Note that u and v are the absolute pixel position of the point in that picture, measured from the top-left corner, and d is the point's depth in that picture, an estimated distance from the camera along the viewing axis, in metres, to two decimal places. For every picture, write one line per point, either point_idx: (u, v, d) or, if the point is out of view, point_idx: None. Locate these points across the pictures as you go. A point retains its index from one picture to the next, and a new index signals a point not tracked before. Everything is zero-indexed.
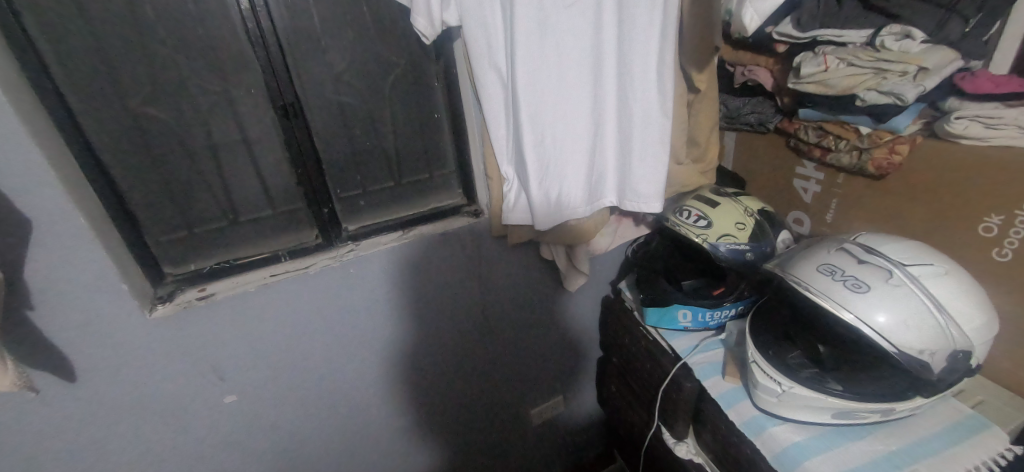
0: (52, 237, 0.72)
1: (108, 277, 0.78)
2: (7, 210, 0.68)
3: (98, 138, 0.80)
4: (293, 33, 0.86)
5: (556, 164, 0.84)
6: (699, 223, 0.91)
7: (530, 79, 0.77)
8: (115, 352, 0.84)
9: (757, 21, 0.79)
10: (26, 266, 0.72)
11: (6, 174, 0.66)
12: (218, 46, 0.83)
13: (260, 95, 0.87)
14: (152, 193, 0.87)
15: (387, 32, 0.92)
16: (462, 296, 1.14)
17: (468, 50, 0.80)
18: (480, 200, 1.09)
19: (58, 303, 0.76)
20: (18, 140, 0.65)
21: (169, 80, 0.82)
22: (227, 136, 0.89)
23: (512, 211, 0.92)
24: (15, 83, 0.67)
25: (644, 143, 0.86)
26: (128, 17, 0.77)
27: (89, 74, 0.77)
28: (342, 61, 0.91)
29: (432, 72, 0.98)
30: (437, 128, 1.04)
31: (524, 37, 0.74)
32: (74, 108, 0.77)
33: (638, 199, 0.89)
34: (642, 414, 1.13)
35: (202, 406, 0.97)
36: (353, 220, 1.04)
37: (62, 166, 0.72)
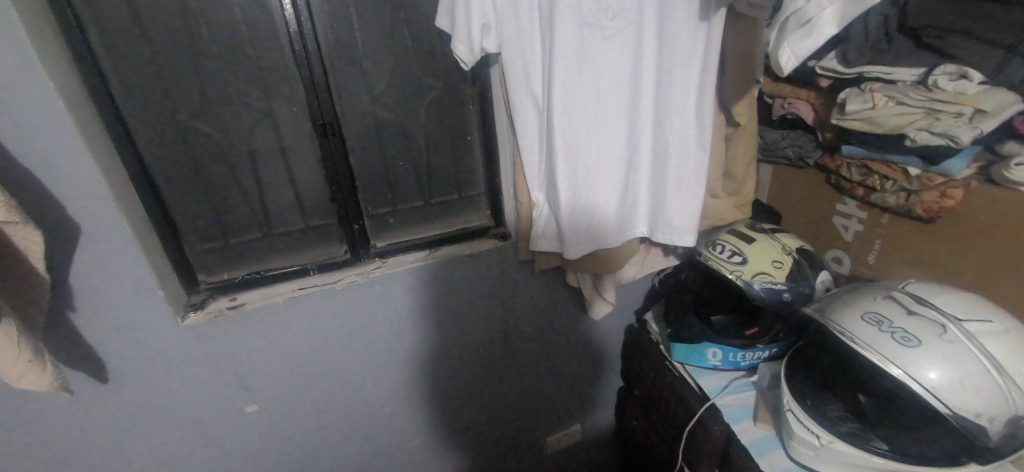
0: (98, 243, 0.75)
1: (146, 284, 0.81)
2: (59, 215, 0.71)
3: (148, 149, 0.84)
4: (336, 55, 0.88)
5: (587, 193, 0.83)
6: (733, 259, 0.89)
7: (566, 108, 0.77)
8: (147, 356, 0.86)
9: (794, 60, 0.70)
10: (72, 269, 0.75)
11: (62, 181, 0.69)
12: (266, 65, 0.85)
13: (301, 113, 0.90)
14: (193, 202, 0.90)
15: (426, 55, 0.94)
16: (485, 318, 1.13)
17: (505, 77, 0.81)
18: (508, 223, 1.09)
19: (98, 306, 0.79)
20: (76, 150, 0.68)
21: (216, 96, 0.85)
22: (267, 150, 0.92)
23: (540, 237, 0.91)
24: (77, 96, 0.70)
25: (680, 176, 0.84)
26: (184, 35, 0.81)
27: (144, 88, 0.81)
28: (382, 83, 0.93)
29: (467, 95, 0.99)
30: (469, 149, 1.05)
31: (562, 66, 0.74)
32: (128, 120, 0.80)
33: (670, 232, 0.87)
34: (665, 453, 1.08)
35: (224, 414, 0.98)
36: (380, 237, 1.05)
37: (114, 176, 0.75)
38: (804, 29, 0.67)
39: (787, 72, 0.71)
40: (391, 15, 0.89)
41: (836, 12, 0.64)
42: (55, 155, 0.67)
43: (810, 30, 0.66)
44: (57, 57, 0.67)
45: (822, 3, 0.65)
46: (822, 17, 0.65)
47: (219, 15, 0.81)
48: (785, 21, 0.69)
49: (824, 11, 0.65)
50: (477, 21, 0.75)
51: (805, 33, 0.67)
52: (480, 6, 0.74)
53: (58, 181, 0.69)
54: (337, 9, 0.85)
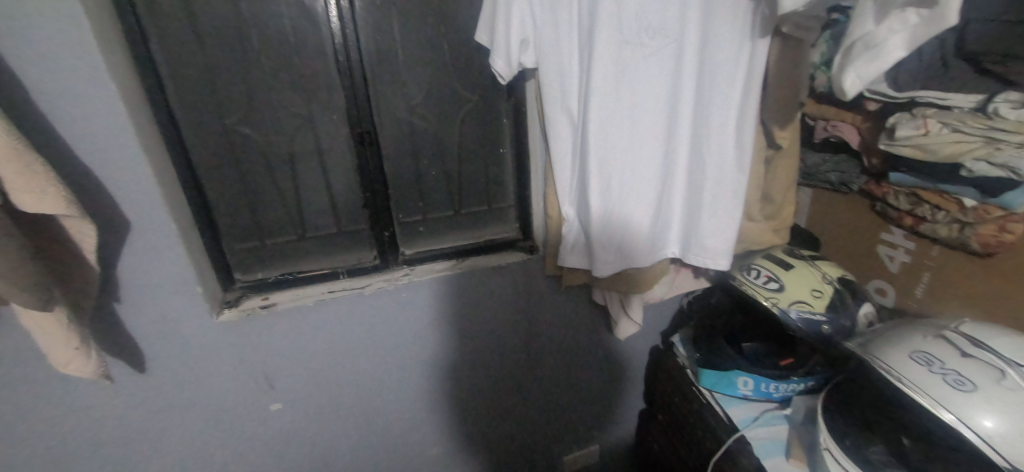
0: (144, 239, 0.78)
1: (187, 279, 0.84)
2: (112, 210, 0.75)
3: (197, 151, 0.87)
4: (377, 66, 0.90)
5: (619, 212, 0.82)
6: (769, 286, 0.86)
7: (602, 125, 0.76)
8: (182, 349, 0.89)
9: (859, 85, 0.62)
10: (121, 262, 0.79)
11: (117, 178, 0.73)
12: (310, 74, 0.88)
13: (341, 121, 0.92)
14: (234, 203, 0.94)
15: (465, 68, 0.95)
16: (508, 330, 1.12)
17: (542, 92, 0.81)
18: (536, 237, 1.08)
19: (141, 298, 0.83)
20: (132, 151, 0.72)
21: (263, 102, 0.89)
22: (307, 156, 0.94)
23: (569, 253, 0.90)
24: (136, 99, 0.74)
25: (716, 198, 0.82)
26: (236, 44, 0.84)
27: (197, 94, 0.84)
28: (420, 94, 0.95)
29: (502, 108, 1.00)
30: (500, 162, 1.05)
31: (600, 84, 0.74)
32: (181, 123, 0.84)
33: (704, 254, 0.85)
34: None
35: (251, 411, 1.00)
36: (410, 244, 1.06)
37: (164, 175, 0.79)
38: (871, 52, 0.60)
39: (850, 96, 0.63)
40: (432, 28, 0.91)
41: (906, 36, 0.56)
42: (113, 154, 0.72)
43: (877, 54, 0.59)
44: (121, 63, 0.72)
45: (892, 27, 0.57)
46: (889, 40, 0.57)
47: (270, 26, 0.84)
48: (852, 43, 0.62)
49: (893, 36, 0.57)
50: (516, 37, 0.77)
51: (872, 56, 0.59)
52: (520, 23, 0.76)
53: (115, 179, 0.73)
54: (381, 22, 0.87)
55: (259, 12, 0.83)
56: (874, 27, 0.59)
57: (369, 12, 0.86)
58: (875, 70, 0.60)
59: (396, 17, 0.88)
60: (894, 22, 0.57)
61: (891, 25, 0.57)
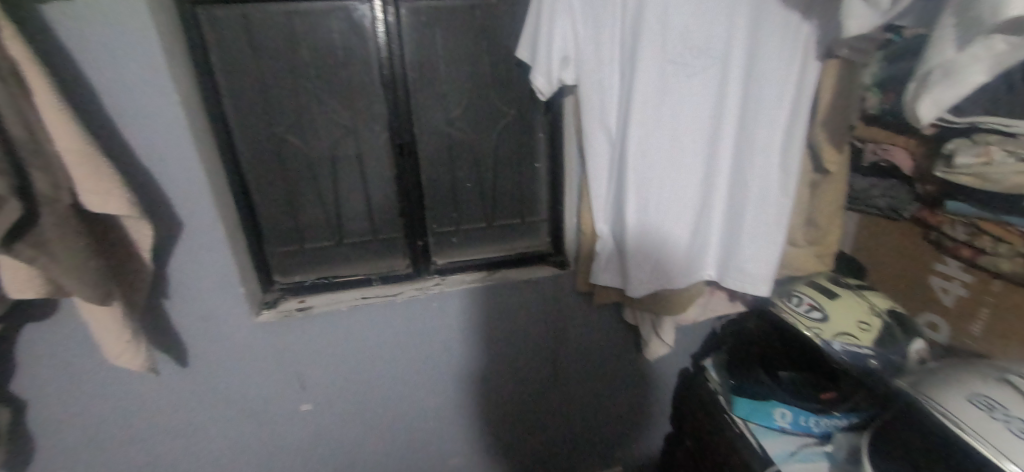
0: (193, 239, 0.82)
1: (230, 279, 0.87)
2: (167, 211, 0.79)
3: (247, 157, 0.91)
4: (418, 79, 0.92)
5: (655, 232, 0.81)
6: (812, 315, 0.82)
7: (641, 143, 0.76)
8: (222, 346, 0.93)
9: (935, 112, 0.56)
10: (172, 261, 0.83)
11: (173, 181, 0.77)
12: (354, 85, 0.91)
13: (382, 132, 0.95)
14: (278, 208, 0.97)
15: (504, 82, 0.96)
16: (535, 345, 1.11)
17: (581, 109, 0.81)
18: (567, 251, 1.07)
19: (188, 295, 0.87)
20: (189, 156, 0.76)
21: (309, 112, 0.92)
22: (348, 165, 0.97)
23: (602, 271, 0.89)
24: (194, 107, 0.78)
25: (758, 220, 0.79)
26: (288, 57, 0.88)
27: (250, 103, 0.88)
28: (459, 107, 0.96)
29: (539, 123, 1.00)
30: (535, 176, 1.05)
31: (641, 103, 0.73)
32: (233, 130, 0.88)
33: (742, 278, 0.83)
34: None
35: (283, 410, 1.03)
36: (441, 254, 1.07)
37: (216, 179, 0.83)
38: (948, 80, 0.53)
39: (925, 123, 0.57)
40: (474, 44, 0.92)
41: (988, 65, 0.50)
42: (172, 159, 0.76)
43: (955, 83, 0.52)
44: (183, 73, 0.76)
45: (974, 55, 0.50)
46: (968, 70, 0.51)
47: (320, 39, 0.87)
48: (927, 71, 0.55)
49: (975, 64, 0.51)
50: (557, 54, 0.77)
51: (949, 84, 0.53)
52: (562, 40, 0.76)
53: (171, 181, 0.77)
54: (425, 37, 0.89)
55: (311, 26, 0.86)
56: (953, 54, 0.52)
57: (414, 27, 0.88)
58: (954, 98, 0.54)
59: (439, 32, 0.90)
60: (978, 50, 0.50)
61: (973, 54, 0.50)
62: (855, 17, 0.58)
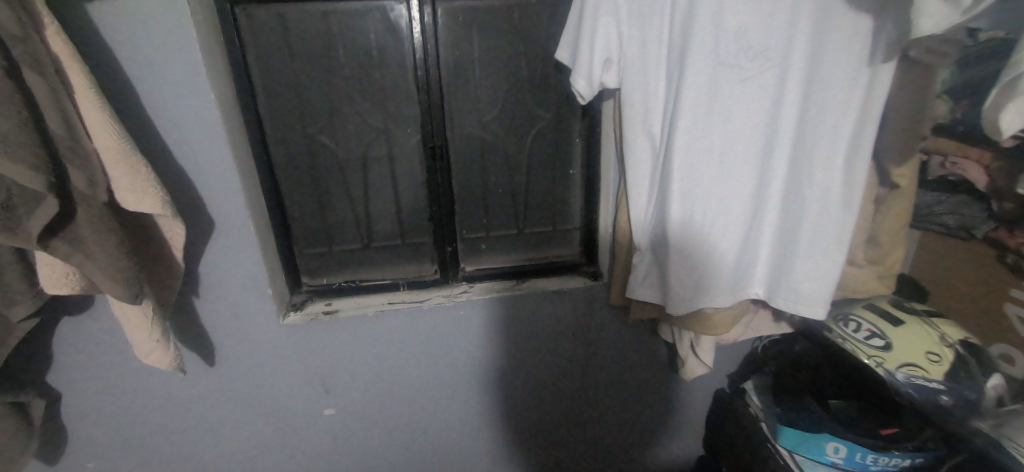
0: (225, 239, 0.82)
1: (259, 280, 0.87)
2: (200, 211, 0.79)
3: (279, 158, 0.91)
4: (453, 81, 0.89)
5: (700, 247, 0.76)
6: (873, 343, 0.76)
7: (688, 150, 0.71)
8: (248, 346, 0.92)
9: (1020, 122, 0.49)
10: (203, 260, 0.83)
11: (208, 181, 0.77)
12: (389, 86, 0.89)
13: (414, 135, 0.93)
14: (308, 210, 0.96)
15: (541, 84, 0.92)
16: (563, 358, 1.07)
17: (623, 114, 0.77)
18: (601, 262, 1.03)
19: (218, 295, 0.86)
20: (222, 155, 0.76)
21: (342, 113, 0.91)
22: (378, 167, 0.96)
23: (640, 287, 0.84)
24: (230, 107, 0.78)
25: (815, 237, 0.73)
26: (323, 57, 0.86)
27: (285, 103, 0.88)
28: (494, 111, 0.93)
29: (575, 128, 0.96)
30: (569, 183, 1.01)
31: (689, 109, 0.69)
32: (267, 130, 0.88)
33: (795, 299, 0.76)
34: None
35: (306, 414, 1.02)
36: (470, 261, 1.04)
37: (248, 179, 0.82)
38: None
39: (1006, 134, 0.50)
40: (511, 45, 0.89)
41: None
42: (207, 159, 0.76)
43: None
44: (220, 72, 0.76)
45: None
46: None
47: (356, 39, 0.85)
48: (1014, 75, 0.49)
49: None
50: (600, 56, 0.73)
51: None
52: (606, 42, 0.73)
53: (205, 181, 0.77)
54: (461, 38, 0.87)
55: (348, 26, 0.84)
56: None
57: (450, 27, 0.86)
58: None
59: (475, 32, 0.87)
60: None
61: None
62: (929, 13, 0.52)
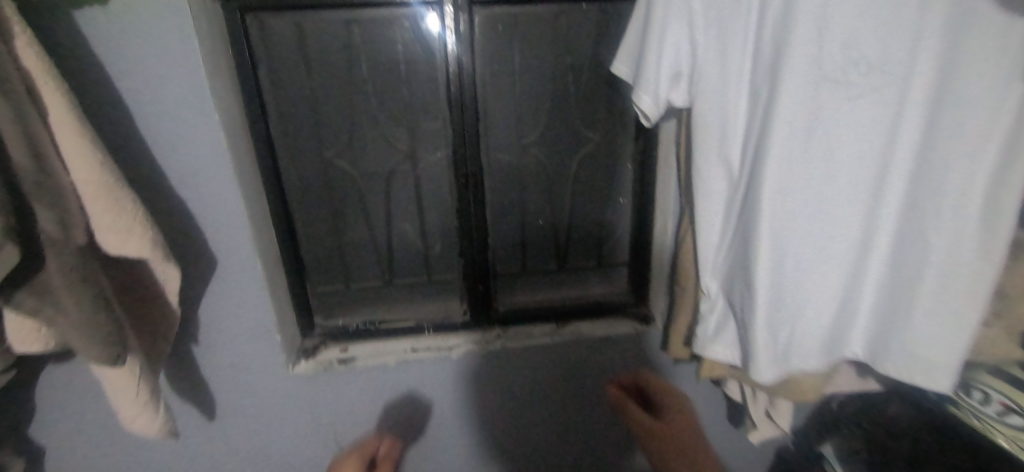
0: (230, 279, 0.71)
1: (266, 326, 0.76)
2: (201, 248, 0.69)
3: (292, 185, 0.80)
4: (490, 99, 0.78)
5: (794, 301, 0.62)
6: (1011, 421, 0.62)
7: (781, 182, 0.59)
8: (254, 398, 0.81)
9: None
10: (204, 304, 0.72)
11: (210, 213, 0.67)
12: (416, 105, 0.78)
13: (444, 159, 0.81)
14: (323, 241, 0.86)
15: (589, 101, 0.80)
16: (608, 413, 0.93)
17: (694, 138, 0.65)
18: (655, 304, 0.89)
19: (220, 342, 0.76)
20: (227, 186, 0.66)
21: (364, 135, 0.80)
22: (403, 196, 0.85)
23: (714, 345, 0.70)
24: (238, 129, 0.68)
25: (942, 290, 0.60)
26: (345, 72, 0.76)
27: (300, 124, 0.78)
28: (534, 132, 0.82)
29: (626, 151, 0.83)
30: (617, 213, 0.88)
31: (783, 134, 0.57)
32: (279, 154, 0.78)
33: (912, 363, 0.63)
34: (691, 444, 0.68)
35: (316, 469, 0.90)
36: (503, 301, 0.91)
37: (257, 211, 0.72)
38: None
39: None
40: (556, 56, 0.77)
41: None
42: (209, 191, 0.66)
43: None
44: (226, 91, 0.66)
45: None
46: None
47: (382, 51, 0.75)
48: None
49: None
50: (667, 70, 0.63)
51: None
52: (675, 53, 0.63)
53: (207, 215, 0.67)
54: (500, 49, 0.75)
55: (376, 37, 0.74)
56: None
57: (487, 37, 0.74)
58: None
59: (516, 43, 0.75)
60: None
61: None
62: None
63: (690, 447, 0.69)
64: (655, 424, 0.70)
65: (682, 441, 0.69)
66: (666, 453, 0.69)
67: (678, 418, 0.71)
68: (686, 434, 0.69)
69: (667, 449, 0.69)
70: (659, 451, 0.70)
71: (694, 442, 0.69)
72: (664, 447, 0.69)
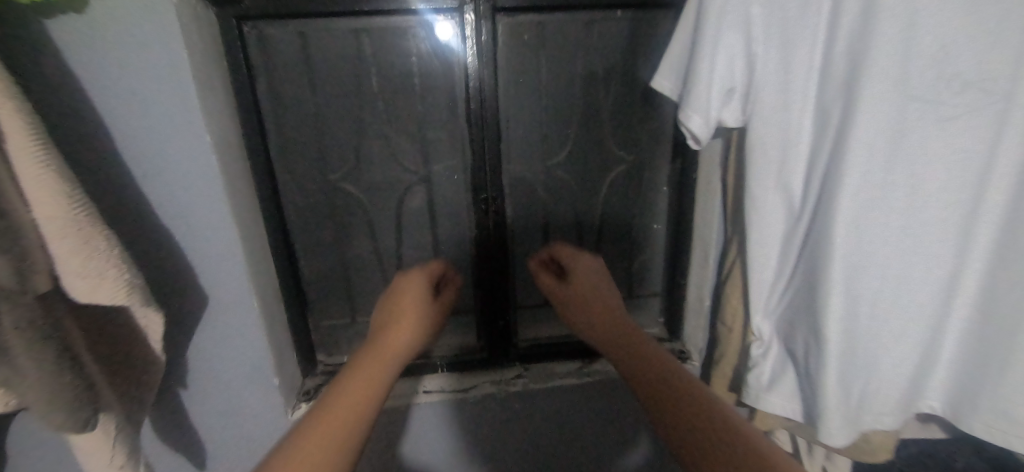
0: (222, 317, 0.64)
1: (263, 369, 0.68)
2: (191, 285, 0.61)
3: (293, 210, 0.73)
4: (513, 117, 0.71)
5: (868, 350, 0.54)
6: None
7: (860, 218, 0.51)
8: (248, 447, 0.73)
9: None
10: (192, 345, 0.65)
11: (200, 246, 0.59)
12: (432, 123, 0.70)
13: (462, 182, 0.74)
14: (326, 270, 0.78)
15: (622, 118, 0.72)
16: (638, 459, 0.85)
17: (748, 164, 0.57)
18: (691, 341, 0.81)
19: (211, 386, 0.68)
20: (220, 217, 0.58)
21: (371, 156, 0.72)
22: (416, 221, 0.77)
23: (769, 396, 0.61)
24: (234, 152, 0.61)
25: None
26: (352, 87, 0.67)
27: (300, 143, 0.69)
28: (561, 152, 0.74)
29: (661, 172, 0.76)
30: (649, 239, 0.81)
31: (862, 164, 0.50)
32: (278, 178, 0.70)
33: (1003, 420, 0.56)
34: (659, 346, 0.46)
35: None
36: (524, 335, 0.83)
37: (254, 243, 0.64)
38: None
39: None
40: (588, 69, 0.69)
41: None
42: (199, 221, 0.58)
43: None
44: (221, 109, 0.58)
45: None
46: None
47: (393, 63, 0.66)
48: None
49: None
50: (719, 85, 0.55)
51: None
52: (729, 67, 0.54)
53: (196, 249, 0.59)
54: (525, 62, 0.68)
55: (383, 46, 0.65)
56: None
57: (511, 48, 0.67)
58: None
59: (543, 54, 0.68)
60: None
61: None
62: None
63: (661, 354, 0.45)
64: (627, 341, 0.47)
65: (640, 348, 0.46)
66: (635, 377, 0.43)
67: (638, 333, 0.48)
68: (631, 330, 0.49)
69: (654, 369, 0.43)
70: (658, 383, 0.41)
71: (666, 352, 0.45)
72: (639, 371, 0.43)
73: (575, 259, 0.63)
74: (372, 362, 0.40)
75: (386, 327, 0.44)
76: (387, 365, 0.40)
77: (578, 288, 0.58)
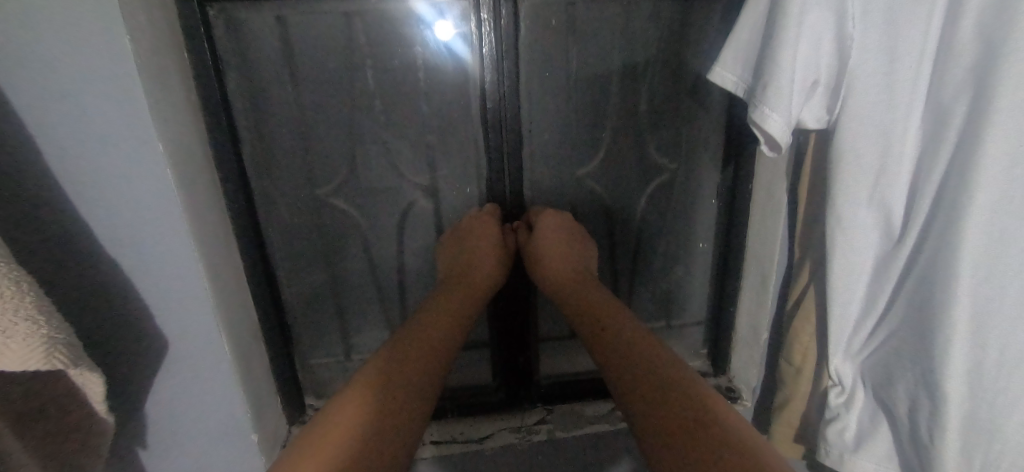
0: (187, 368, 0.52)
1: (238, 423, 0.56)
2: (145, 328, 0.49)
3: (274, 231, 0.62)
4: (536, 119, 0.60)
5: (997, 410, 0.43)
6: None
7: (988, 239, 0.41)
8: None
9: None
10: (150, 399, 0.53)
11: (155, 284, 0.48)
12: (439, 126, 0.59)
13: (476, 195, 0.64)
14: (315, 300, 0.67)
15: (664, 119, 0.61)
16: None
17: (834, 174, 0.45)
18: (740, 376, 0.70)
19: (174, 445, 0.56)
20: (179, 245, 0.46)
21: (367, 165, 0.60)
22: (420, 241, 0.66)
23: (856, 458, 0.50)
24: (198, 164, 0.49)
25: None
26: (344, 83, 0.55)
27: (281, 152, 0.58)
28: (591, 161, 0.63)
29: (709, 182, 0.65)
30: (692, 260, 0.69)
31: (997, 171, 0.40)
32: (256, 193, 0.59)
33: None
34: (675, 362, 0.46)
35: None
36: (547, 371, 0.73)
37: (225, 273, 0.53)
38: None
39: None
40: (627, 60, 0.58)
41: None
42: (150, 251, 0.46)
43: None
44: (181, 109, 0.46)
45: None
46: None
47: (391, 53, 0.54)
48: None
49: None
50: (803, 75, 0.42)
51: None
52: (815, 52, 0.42)
53: (149, 285, 0.48)
54: (552, 53, 0.57)
55: (379, 34, 0.53)
56: None
57: (535, 36, 0.55)
58: None
59: (574, 43, 0.56)
60: None
61: None
62: None
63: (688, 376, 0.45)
64: (638, 351, 0.48)
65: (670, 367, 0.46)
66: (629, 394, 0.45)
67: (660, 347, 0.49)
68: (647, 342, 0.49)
69: (667, 394, 0.43)
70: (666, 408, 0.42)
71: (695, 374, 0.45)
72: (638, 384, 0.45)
73: (574, 239, 0.62)
74: (367, 382, 0.45)
75: (395, 345, 0.50)
76: (373, 384, 0.45)
77: (580, 285, 0.59)
